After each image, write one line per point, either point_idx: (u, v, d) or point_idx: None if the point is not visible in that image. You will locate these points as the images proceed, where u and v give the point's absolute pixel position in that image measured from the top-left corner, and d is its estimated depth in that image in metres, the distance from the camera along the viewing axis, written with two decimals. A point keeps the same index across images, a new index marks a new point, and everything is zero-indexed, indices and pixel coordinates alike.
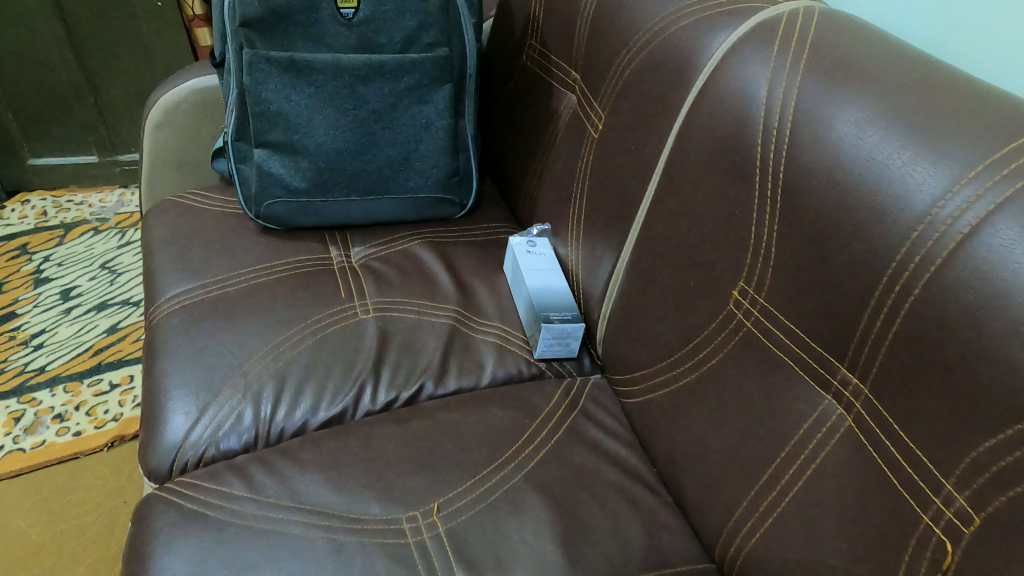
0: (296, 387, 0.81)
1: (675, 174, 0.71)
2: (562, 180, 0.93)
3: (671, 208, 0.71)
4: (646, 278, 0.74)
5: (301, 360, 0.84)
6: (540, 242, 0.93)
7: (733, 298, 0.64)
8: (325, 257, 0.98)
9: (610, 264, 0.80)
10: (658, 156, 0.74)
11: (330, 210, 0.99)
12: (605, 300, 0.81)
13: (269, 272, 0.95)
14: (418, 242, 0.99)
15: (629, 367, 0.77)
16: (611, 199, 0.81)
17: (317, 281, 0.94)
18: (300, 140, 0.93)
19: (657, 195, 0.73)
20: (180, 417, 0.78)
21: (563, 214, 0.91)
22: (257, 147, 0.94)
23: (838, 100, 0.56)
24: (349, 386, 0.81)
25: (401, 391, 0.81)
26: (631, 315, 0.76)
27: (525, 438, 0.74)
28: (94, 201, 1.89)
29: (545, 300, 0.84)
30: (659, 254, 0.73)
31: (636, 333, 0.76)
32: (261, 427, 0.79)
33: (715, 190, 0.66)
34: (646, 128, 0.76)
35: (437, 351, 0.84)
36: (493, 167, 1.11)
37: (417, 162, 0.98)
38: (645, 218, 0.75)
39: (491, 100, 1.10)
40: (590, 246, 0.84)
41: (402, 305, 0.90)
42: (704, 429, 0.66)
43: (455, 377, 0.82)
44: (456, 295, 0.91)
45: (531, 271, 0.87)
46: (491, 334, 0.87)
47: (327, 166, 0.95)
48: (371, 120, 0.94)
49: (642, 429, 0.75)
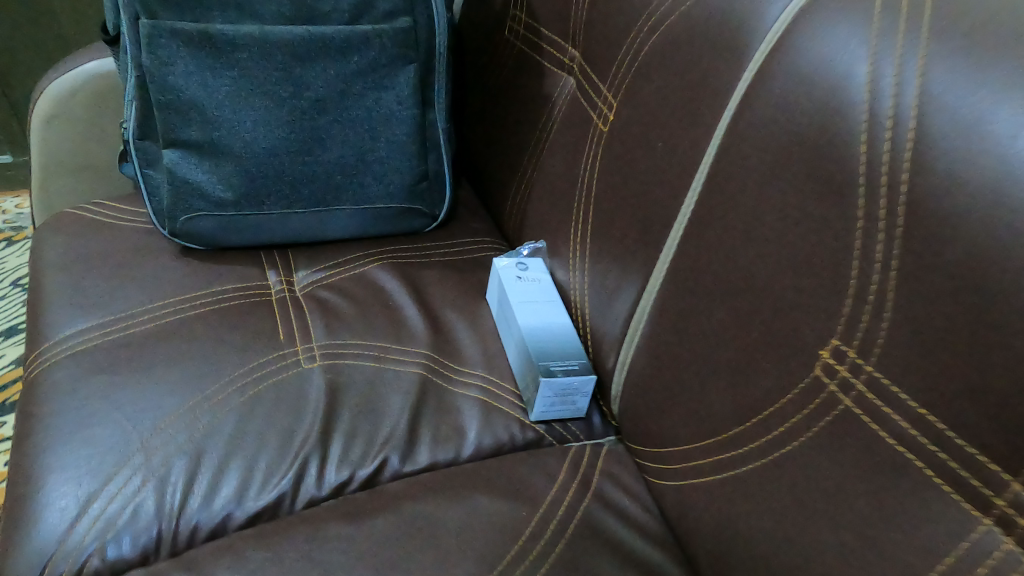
0: (215, 467, 0.61)
1: (726, 183, 0.52)
2: (560, 187, 0.73)
3: (720, 228, 0.52)
4: (684, 321, 0.55)
5: (222, 430, 0.63)
6: (531, 264, 0.74)
7: (820, 359, 0.45)
8: (260, 285, 0.77)
9: (631, 298, 0.61)
10: (697, 158, 0.55)
11: (265, 226, 0.78)
12: (623, 347, 0.62)
13: (187, 306, 0.74)
14: (380, 264, 0.79)
15: (659, 438, 0.58)
16: (631, 214, 0.62)
17: (249, 317, 0.73)
18: (222, 137, 0.72)
19: (700, 210, 0.54)
20: (54, 515, 0.58)
21: (564, 230, 0.72)
22: (166, 148, 0.72)
23: (996, 79, 0.37)
24: (287, 464, 0.61)
25: (356, 470, 0.61)
26: (663, 369, 0.57)
27: (525, 540, 0.54)
28: (6, 203, 1.55)
29: (542, 345, 0.65)
30: (704, 291, 0.54)
31: (670, 393, 0.57)
32: (166, 525, 0.58)
33: (793, 205, 0.47)
34: (679, 119, 0.57)
35: (405, 413, 0.64)
36: (470, 169, 0.91)
37: (374, 164, 0.78)
38: (680, 241, 0.56)
39: (465, 87, 0.90)
40: (603, 273, 0.65)
41: (359, 350, 0.70)
42: (779, 540, 0.47)
43: (427, 448, 0.63)
44: (430, 334, 0.71)
45: (522, 305, 0.68)
46: (473, 387, 0.67)
47: (259, 170, 0.74)
48: (314, 111, 0.73)
49: (680, 520, 0.56)
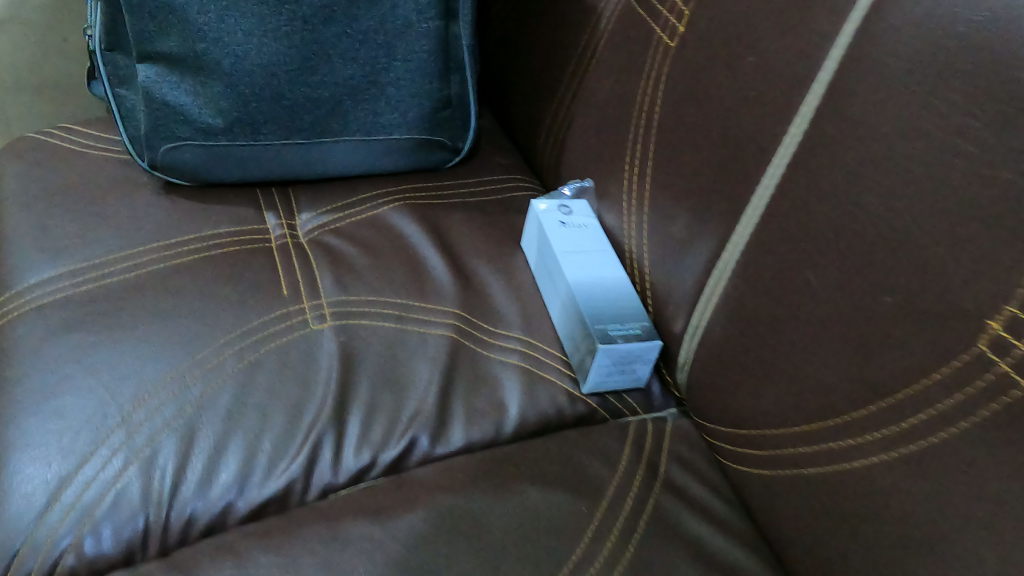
0: (212, 445, 0.52)
1: (850, 105, 0.41)
2: (611, 115, 0.62)
3: (837, 163, 0.42)
4: (783, 280, 0.45)
5: (219, 404, 0.53)
6: (575, 207, 0.63)
7: (987, 331, 0.35)
8: (258, 229, 0.67)
9: (708, 250, 0.51)
10: (806, 73, 0.44)
11: (261, 159, 0.67)
12: (698, 308, 0.52)
13: (173, 254, 0.63)
14: (396, 206, 0.68)
15: (741, 417, 0.49)
16: (709, 147, 0.51)
17: (246, 266, 0.63)
18: (207, 51, 0.60)
19: (810, 141, 0.43)
20: (18, 501, 0.48)
21: (617, 167, 0.61)
22: (140, 63, 0.60)
23: None
24: (297, 444, 0.52)
25: (380, 452, 0.52)
26: (751, 337, 0.48)
27: (588, 541, 0.46)
28: None
29: (596, 305, 0.55)
30: (811, 243, 0.43)
31: (759, 366, 0.47)
32: (155, 515, 0.49)
33: (953, 132, 0.36)
34: (781, 25, 0.45)
35: (434, 384, 0.55)
36: (493, 94, 0.79)
37: (388, 86, 0.66)
38: (778, 179, 0.46)
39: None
40: (670, 219, 0.55)
41: (376, 308, 0.59)
42: (906, 550, 0.38)
43: (462, 427, 0.54)
44: (460, 288, 0.61)
45: (569, 254, 0.58)
46: (512, 352, 0.58)
47: (252, 92, 0.62)
48: (318, 21, 0.61)
49: (769, 515, 0.47)
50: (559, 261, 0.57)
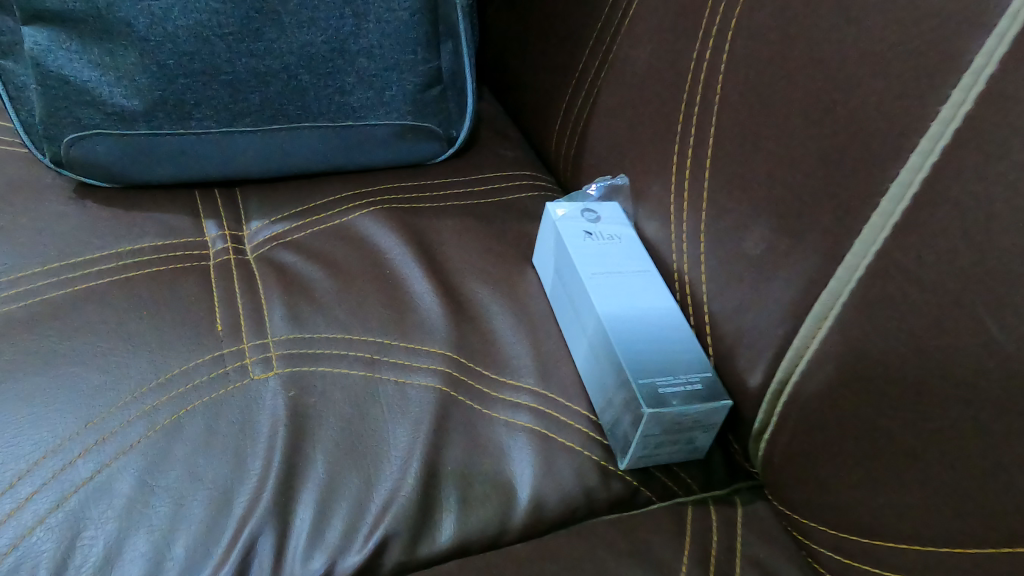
0: (100, 552, 0.37)
1: None
2: (652, 90, 0.47)
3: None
4: (931, 321, 0.30)
5: (116, 489, 0.39)
6: (604, 212, 0.49)
7: None
8: (194, 243, 0.52)
9: (804, 272, 0.36)
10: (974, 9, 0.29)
11: (197, 150, 0.52)
12: (789, 352, 0.37)
13: (79, 277, 0.49)
14: (372, 211, 0.53)
15: (858, 519, 0.34)
16: (805, 125, 0.36)
17: (173, 292, 0.48)
18: (113, 8, 0.45)
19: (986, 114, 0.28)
20: None
21: (661, 157, 0.46)
22: (26, 24, 0.45)
23: None
24: (222, 549, 0.37)
25: (338, 559, 0.37)
26: (877, 404, 0.33)
27: None
28: None
29: (637, 348, 0.40)
30: (983, 267, 0.28)
31: (887, 445, 0.32)
32: None
33: None
34: None
35: (416, 456, 0.40)
36: (496, 72, 0.64)
37: (359, 57, 0.50)
38: (925, 174, 0.31)
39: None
40: (742, 227, 0.40)
41: (340, 351, 0.44)
42: None
43: (453, 518, 0.39)
44: (456, 320, 0.46)
45: (600, 279, 0.44)
46: (524, 411, 0.43)
47: (177, 63, 0.47)
48: None
49: None
50: (586, 287, 0.43)
